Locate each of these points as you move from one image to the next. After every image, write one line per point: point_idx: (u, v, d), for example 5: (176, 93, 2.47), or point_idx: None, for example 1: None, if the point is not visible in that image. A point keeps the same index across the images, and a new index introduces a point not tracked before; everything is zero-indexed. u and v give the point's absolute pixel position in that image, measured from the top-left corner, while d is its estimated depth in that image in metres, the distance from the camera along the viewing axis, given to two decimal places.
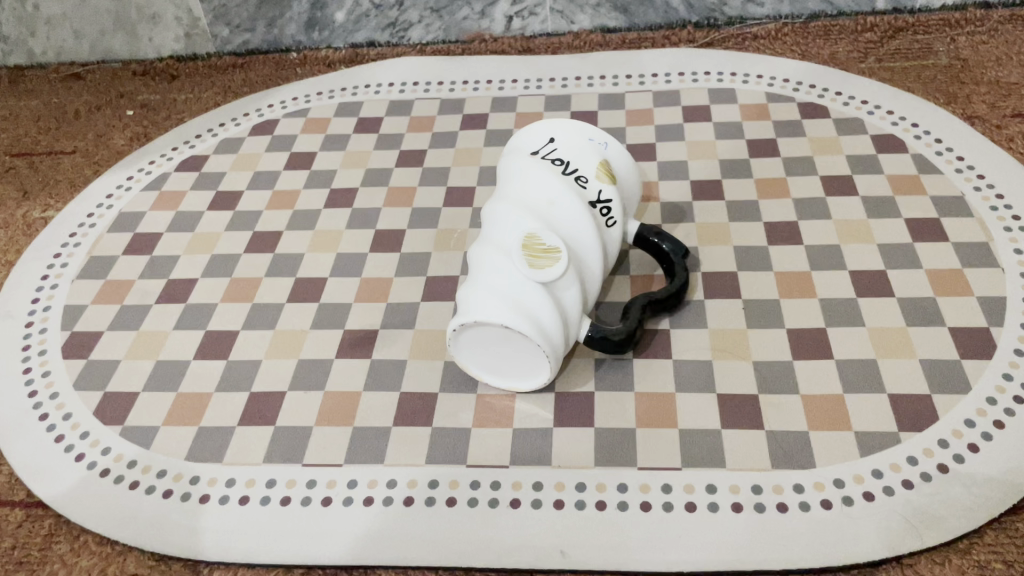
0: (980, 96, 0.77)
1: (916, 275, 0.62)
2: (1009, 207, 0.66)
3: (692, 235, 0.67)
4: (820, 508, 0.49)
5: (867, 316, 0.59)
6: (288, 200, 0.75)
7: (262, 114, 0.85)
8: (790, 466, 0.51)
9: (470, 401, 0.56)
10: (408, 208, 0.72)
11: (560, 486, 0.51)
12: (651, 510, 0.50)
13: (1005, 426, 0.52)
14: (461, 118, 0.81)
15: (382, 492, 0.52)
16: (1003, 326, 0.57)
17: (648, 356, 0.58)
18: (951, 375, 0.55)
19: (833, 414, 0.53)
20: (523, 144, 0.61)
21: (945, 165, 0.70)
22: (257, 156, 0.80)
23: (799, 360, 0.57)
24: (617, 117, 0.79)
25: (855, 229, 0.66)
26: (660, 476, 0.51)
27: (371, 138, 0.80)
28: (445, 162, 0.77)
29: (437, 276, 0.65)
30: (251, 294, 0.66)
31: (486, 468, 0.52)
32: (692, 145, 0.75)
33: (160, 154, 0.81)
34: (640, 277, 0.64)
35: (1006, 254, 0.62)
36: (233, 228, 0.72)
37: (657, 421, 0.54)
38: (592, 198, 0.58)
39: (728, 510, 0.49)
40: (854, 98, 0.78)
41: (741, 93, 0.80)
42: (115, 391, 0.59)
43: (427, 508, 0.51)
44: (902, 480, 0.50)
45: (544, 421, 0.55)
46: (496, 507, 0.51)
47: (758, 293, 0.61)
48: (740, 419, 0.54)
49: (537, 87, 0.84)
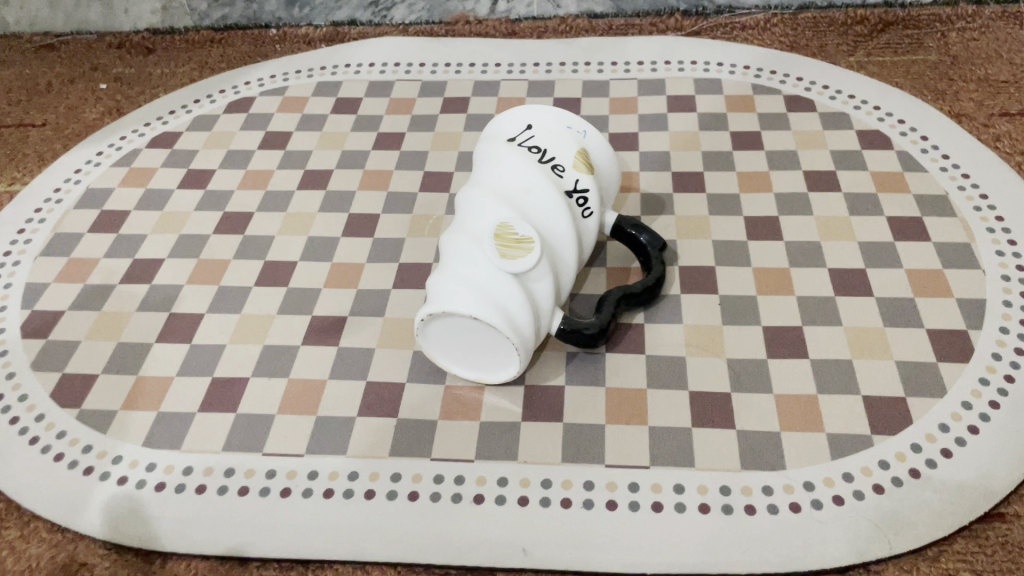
0: (968, 93, 0.76)
1: (895, 275, 0.61)
2: (993, 208, 0.65)
3: (672, 227, 0.66)
4: (788, 511, 0.48)
5: (844, 315, 0.58)
6: (261, 179, 0.73)
7: (239, 91, 0.83)
8: (760, 467, 0.50)
9: (437, 393, 0.55)
10: (383, 192, 0.71)
11: (525, 482, 0.50)
12: (617, 509, 0.49)
13: (979, 432, 0.51)
14: (441, 101, 0.80)
15: (343, 484, 0.51)
16: (981, 329, 0.56)
17: (621, 350, 0.57)
18: (927, 379, 0.54)
19: (805, 415, 0.52)
20: (500, 129, 0.60)
21: (929, 163, 0.69)
22: (231, 134, 0.78)
23: (774, 359, 0.56)
24: (600, 106, 0.78)
25: (836, 226, 0.64)
26: (628, 474, 0.50)
27: (349, 120, 0.79)
28: (423, 147, 0.75)
29: (409, 262, 0.64)
30: (218, 276, 0.64)
31: (450, 462, 0.51)
32: (675, 136, 0.74)
33: (132, 130, 0.79)
34: (617, 269, 0.62)
35: (987, 256, 0.61)
36: (202, 209, 0.70)
37: (626, 417, 0.53)
38: (568, 188, 0.57)
39: (695, 511, 0.48)
40: (841, 92, 0.76)
41: (727, 83, 0.79)
42: (73, 373, 0.58)
43: (388, 502, 0.50)
44: (873, 485, 0.49)
45: (512, 415, 0.54)
46: (459, 503, 0.49)
47: (735, 289, 0.60)
48: (710, 418, 0.53)
49: (520, 72, 0.82)
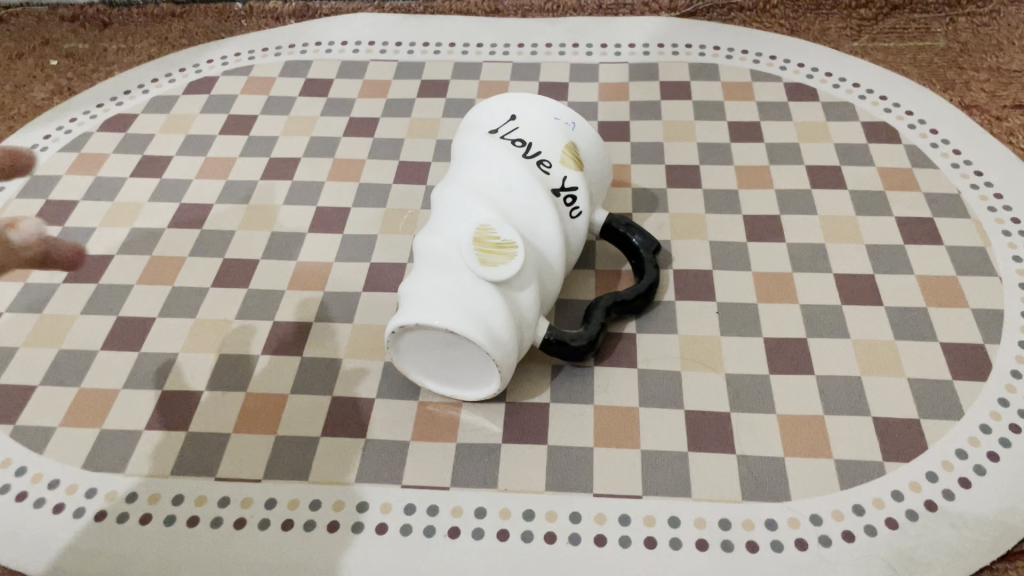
0: (979, 83, 0.70)
1: (905, 282, 0.56)
2: (1008, 208, 0.60)
3: (665, 226, 0.61)
4: (794, 548, 0.44)
5: (851, 326, 0.54)
6: (222, 167, 0.67)
7: (200, 69, 0.77)
8: (762, 498, 0.46)
9: (410, 410, 0.50)
10: (354, 183, 0.65)
11: (505, 513, 0.46)
12: (606, 545, 0.44)
13: (1000, 459, 0.47)
14: (418, 84, 0.74)
15: (304, 514, 0.46)
16: (999, 343, 0.52)
17: (611, 363, 0.52)
18: (942, 398, 0.50)
19: (810, 438, 0.48)
20: (480, 122, 0.54)
21: (940, 159, 0.64)
22: (190, 118, 0.72)
23: (776, 375, 0.51)
24: (589, 92, 0.73)
25: (841, 227, 0.60)
26: (618, 505, 0.46)
27: (319, 103, 0.73)
28: (398, 134, 0.70)
29: (382, 262, 0.59)
30: (172, 276, 0.59)
31: (423, 489, 0.47)
32: (669, 126, 0.69)
33: (83, 111, 0.73)
34: (606, 273, 0.58)
35: (1004, 261, 0.57)
36: (157, 199, 0.65)
37: (616, 440, 0.48)
38: (555, 185, 0.52)
39: (692, 548, 0.44)
40: (846, 80, 0.72)
41: (724, 69, 0.74)
42: (10, 384, 0.53)
43: (354, 536, 0.45)
44: (885, 519, 0.45)
45: (491, 435, 0.49)
46: (432, 537, 0.45)
47: (733, 295, 0.56)
48: (709, 441, 0.48)
49: (504, 53, 0.77)
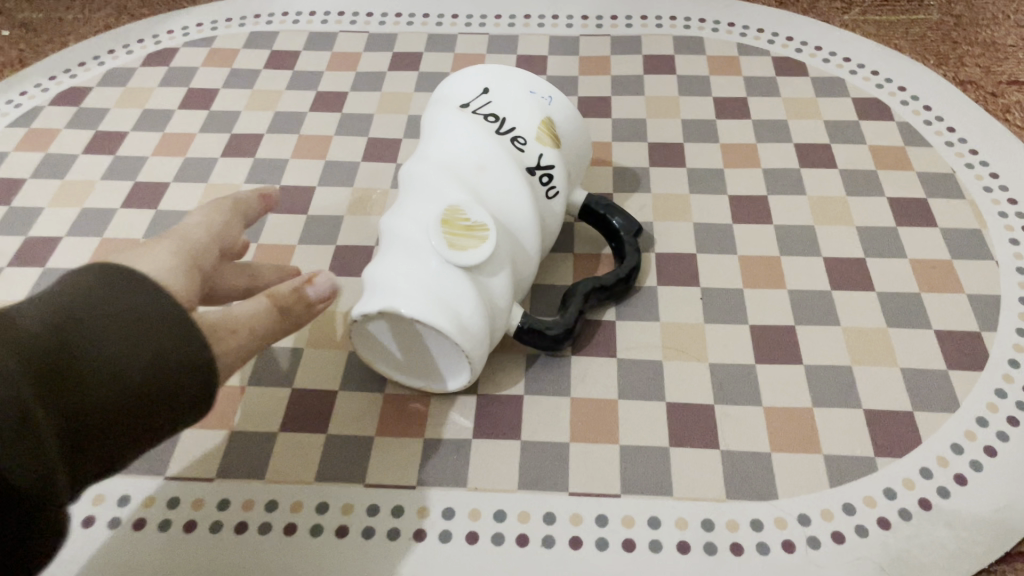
0: (973, 58, 0.67)
1: (898, 265, 0.54)
2: (1005, 188, 0.57)
3: (647, 208, 0.58)
4: (780, 551, 0.41)
5: (841, 312, 0.51)
6: (180, 144, 0.64)
7: (160, 41, 0.73)
8: (747, 496, 0.43)
9: (374, 404, 0.47)
10: (320, 161, 0.62)
11: (475, 515, 0.43)
12: (582, 549, 0.42)
13: (997, 454, 0.44)
14: (390, 56, 0.71)
15: (260, 517, 0.43)
16: (996, 331, 0.50)
17: (588, 352, 0.49)
18: (936, 390, 0.47)
19: (798, 433, 0.46)
20: (450, 96, 0.51)
21: (934, 137, 0.61)
22: (147, 91, 0.69)
23: (763, 365, 0.48)
24: (568, 66, 0.70)
25: (831, 208, 0.57)
26: (595, 504, 0.43)
27: (284, 76, 0.69)
28: (367, 109, 0.66)
29: (347, 245, 0.56)
30: None
31: (388, 489, 0.44)
32: (652, 102, 0.66)
33: (34, 84, 0.69)
34: (585, 257, 0.55)
35: (1000, 244, 0.54)
36: (110, 177, 0.61)
37: (594, 436, 0.46)
38: (529, 163, 0.49)
39: (672, 551, 0.41)
40: (836, 54, 0.68)
41: (710, 43, 0.70)
42: None
43: (312, 540, 0.42)
44: (877, 519, 0.42)
45: (460, 431, 0.46)
46: (396, 540, 0.42)
47: (718, 281, 0.53)
48: (691, 436, 0.46)
49: (480, 24, 0.73)
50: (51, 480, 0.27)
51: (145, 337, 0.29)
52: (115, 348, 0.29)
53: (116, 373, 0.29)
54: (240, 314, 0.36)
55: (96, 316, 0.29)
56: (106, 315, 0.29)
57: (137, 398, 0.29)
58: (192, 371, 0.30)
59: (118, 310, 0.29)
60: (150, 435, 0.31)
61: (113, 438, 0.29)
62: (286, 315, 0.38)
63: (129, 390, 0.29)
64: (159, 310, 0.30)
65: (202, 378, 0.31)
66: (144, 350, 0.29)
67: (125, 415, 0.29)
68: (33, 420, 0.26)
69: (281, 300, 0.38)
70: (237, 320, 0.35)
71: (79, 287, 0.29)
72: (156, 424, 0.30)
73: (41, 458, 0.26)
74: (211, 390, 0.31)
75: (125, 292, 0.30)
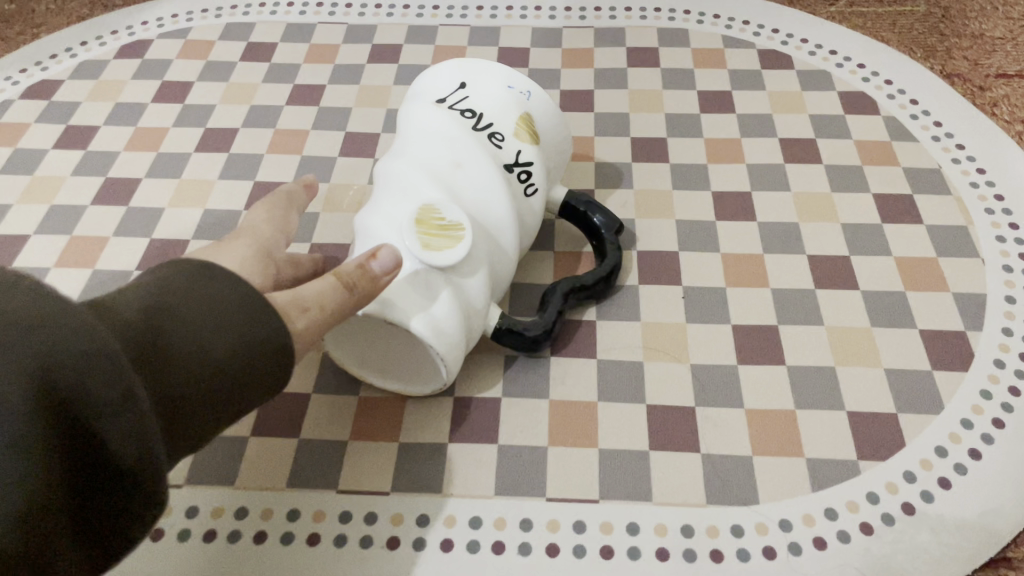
0: (961, 50, 0.66)
1: (883, 263, 0.53)
2: (992, 184, 0.57)
3: (630, 204, 0.57)
4: (761, 557, 0.40)
5: (825, 311, 0.50)
6: (153, 138, 0.62)
7: (134, 32, 0.72)
8: (728, 501, 0.42)
9: (349, 407, 0.46)
10: (296, 156, 0.60)
11: (450, 521, 0.42)
12: (559, 556, 0.41)
13: (982, 457, 0.43)
14: (369, 48, 0.69)
15: (229, 524, 0.42)
16: (981, 331, 0.49)
17: (568, 353, 0.49)
18: (920, 391, 0.46)
19: (780, 435, 0.45)
20: (425, 91, 0.50)
21: (920, 132, 0.61)
22: (120, 84, 0.67)
23: (745, 365, 0.48)
24: (551, 58, 0.68)
25: (817, 205, 0.56)
26: (573, 510, 0.42)
27: (261, 69, 0.68)
28: (345, 102, 0.65)
29: (323, 243, 0.55)
30: (94, 258, 0.54)
31: (361, 495, 0.43)
32: (636, 96, 0.65)
33: (4, 77, 0.67)
34: (566, 255, 0.54)
35: (987, 242, 0.53)
36: (80, 173, 0.60)
37: (573, 439, 0.45)
38: (508, 161, 0.47)
39: (652, 558, 0.40)
40: (822, 47, 0.67)
41: (695, 35, 0.69)
42: None
43: (283, 548, 0.41)
44: (859, 524, 0.41)
45: (436, 434, 0.45)
46: (369, 548, 0.41)
47: (700, 279, 0.52)
48: (672, 438, 0.45)
49: (461, 16, 0.72)
50: (152, 464, 0.26)
51: (223, 319, 0.29)
52: (191, 334, 0.28)
53: (197, 356, 0.28)
54: (306, 294, 0.36)
55: (187, 305, 0.29)
56: (193, 304, 0.29)
57: (215, 379, 0.29)
58: (267, 353, 0.30)
59: (190, 298, 0.29)
60: (223, 420, 0.30)
61: (191, 422, 0.29)
62: (351, 292, 0.37)
63: (209, 373, 0.29)
64: (232, 294, 0.30)
65: (275, 360, 0.31)
66: (222, 333, 0.29)
67: (202, 399, 0.29)
68: (137, 400, 0.25)
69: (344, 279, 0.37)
70: (301, 300, 0.35)
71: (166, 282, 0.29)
72: (230, 406, 0.30)
73: (145, 441, 0.25)
74: (284, 372, 0.31)
75: (198, 281, 0.30)
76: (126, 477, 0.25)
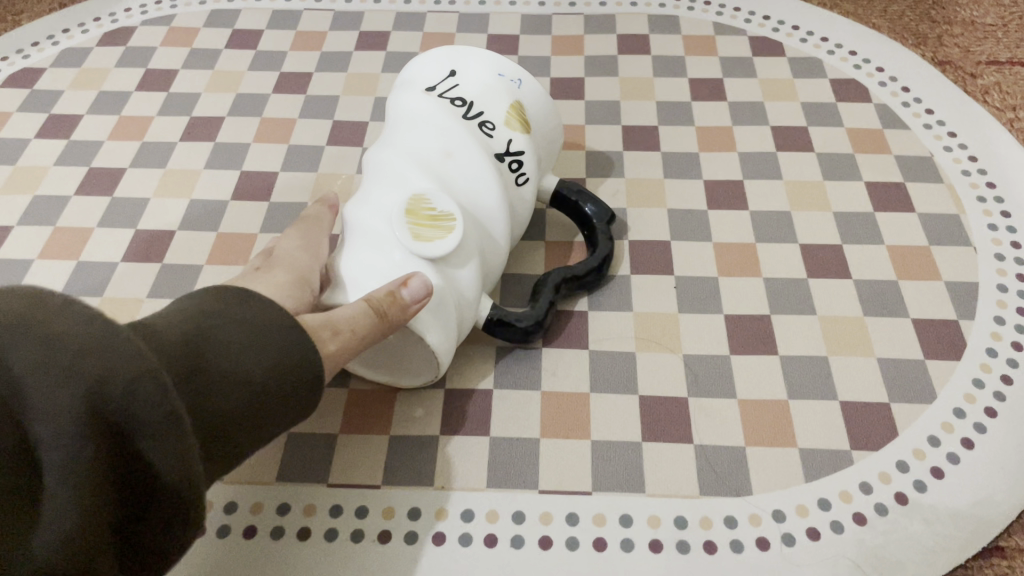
0: (952, 37, 0.66)
1: (875, 252, 0.52)
2: (983, 172, 0.56)
3: (621, 193, 0.56)
4: (755, 549, 0.40)
5: (818, 301, 0.50)
6: (137, 127, 0.61)
7: (117, 19, 0.70)
8: (721, 492, 0.42)
9: (339, 400, 0.46)
10: (284, 145, 0.60)
11: (442, 515, 0.42)
12: (552, 548, 0.40)
13: (975, 446, 0.43)
14: (356, 35, 0.69)
15: (218, 519, 0.42)
16: (973, 319, 0.49)
17: (560, 344, 0.48)
18: (913, 380, 0.46)
19: (774, 425, 0.45)
20: (414, 80, 0.49)
21: (912, 119, 0.60)
22: (103, 72, 0.66)
23: (737, 355, 0.47)
24: (540, 45, 0.68)
25: (808, 193, 0.56)
26: (566, 502, 0.42)
27: (247, 56, 0.67)
28: (332, 90, 0.64)
29: None
30: (78, 249, 0.54)
31: (352, 489, 0.42)
32: (627, 83, 0.64)
33: None
34: (557, 245, 0.53)
35: (979, 230, 0.53)
36: (63, 162, 0.59)
37: (565, 430, 0.44)
38: (498, 149, 0.47)
39: (645, 550, 0.40)
40: (814, 34, 0.67)
41: (685, 21, 0.69)
42: None
43: (273, 543, 0.41)
44: (853, 514, 0.41)
45: (428, 426, 0.45)
46: (360, 542, 0.41)
47: (692, 269, 0.52)
48: (665, 429, 0.44)
49: (450, 3, 0.71)
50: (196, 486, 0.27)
51: (261, 344, 0.32)
52: (227, 358, 0.31)
53: (230, 379, 0.30)
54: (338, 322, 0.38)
55: (227, 330, 0.31)
56: (228, 330, 0.31)
57: (254, 399, 0.31)
58: (296, 372, 0.32)
59: (226, 326, 0.31)
60: (256, 439, 0.32)
61: (231, 439, 0.31)
62: (383, 320, 0.38)
63: (245, 393, 0.31)
64: (268, 321, 0.32)
65: (306, 380, 0.33)
66: (258, 356, 0.31)
67: (234, 419, 0.31)
68: (183, 423, 0.27)
69: (372, 307, 0.38)
70: (335, 325, 0.38)
71: (207, 308, 0.32)
72: (268, 420, 0.32)
73: (190, 462, 0.27)
74: (313, 386, 0.33)
75: (236, 307, 0.32)
76: (169, 496, 0.27)
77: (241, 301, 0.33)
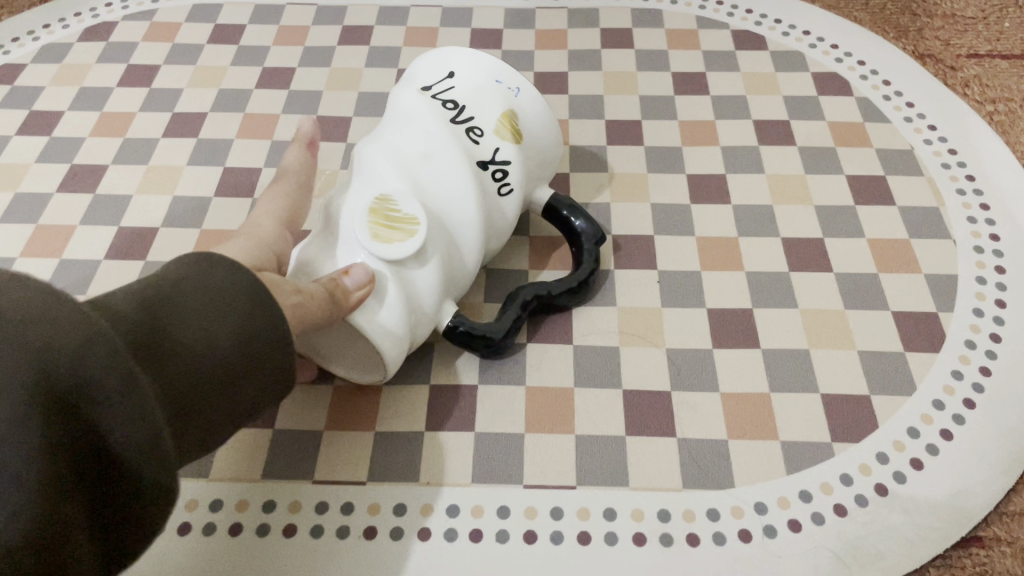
0: (933, 30, 0.66)
1: (856, 245, 0.53)
2: (963, 165, 0.57)
3: (605, 189, 0.57)
4: (737, 540, 0.41)
5: (800, 294, 0.50)
6: (118, 124, 0.61)
7: (98, 14, 0.70)
8: (704, 485, 0.43)
9: (324, 398, 0.46)
10: (267, 141, 0.60)
11: (427, 510, 0.42)
12: (537, 542, 0.41)
13: (953, 438, 0.44)
14: (339, 30, 0.68)
15: (203, 517, 0.42)
16: (952, 311, 0.49)
17: (543, 340, 0.48)
18: (893, 373, 0.47)
19: (756, 419, 0.45)
20: (416, 76, 0.49)
21: (893, 113, 0.61)
22: (84, 68, 0.65)
23: (720, 349, 0.48)
24: (524, 39, 0.68)
25: (790, 187, 0.56)
26: (550, 497, 0.42)
27: (229, 51, 0.67)
28: (316, 85, 0.64)
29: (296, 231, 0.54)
30: (60, 247, 0.53)
31: (338, 486, 0.43)
32: (610, 78, 0.64)
33: None
34: (542, 241, 0.54)
35: (958, 223, 0.54)
36: (44, 159, 0.59)
37: (550, 424, 0.45)
38: (483, 157, 0.46)
39: (629, 542, 0.41)
40: (796, 27, 0.67)
41: (669, 15, 0.69)
42: None
43: (258, 539, 0.41)
44: (833, 505, 0.42)
45: (411, 424, 0.45)
46: (346, 539, 0.41)
47: (675, 263, 0.52)
48: (649, 423, 0.45)
49: None
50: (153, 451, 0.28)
51: (223, 312, 0.32)
52: (189, 328, 0.31)
53: (193, 346, 0.31)
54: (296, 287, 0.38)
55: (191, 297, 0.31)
56: (190, 297, 0.31)
57: (221, 367, 0.31)
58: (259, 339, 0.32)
59: (189, 294, 0.31)
60: (227, 409, 0.32)
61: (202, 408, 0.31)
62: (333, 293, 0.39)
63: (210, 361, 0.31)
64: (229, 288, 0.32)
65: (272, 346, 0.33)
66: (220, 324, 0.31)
67: (201, 388, 0.31)
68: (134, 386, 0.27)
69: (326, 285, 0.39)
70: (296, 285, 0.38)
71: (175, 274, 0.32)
72: (239, 387, 0.32)
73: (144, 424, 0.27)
74: (282, 353, 0.33)
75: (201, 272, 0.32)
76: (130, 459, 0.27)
77: (210, 266, 0.33)
